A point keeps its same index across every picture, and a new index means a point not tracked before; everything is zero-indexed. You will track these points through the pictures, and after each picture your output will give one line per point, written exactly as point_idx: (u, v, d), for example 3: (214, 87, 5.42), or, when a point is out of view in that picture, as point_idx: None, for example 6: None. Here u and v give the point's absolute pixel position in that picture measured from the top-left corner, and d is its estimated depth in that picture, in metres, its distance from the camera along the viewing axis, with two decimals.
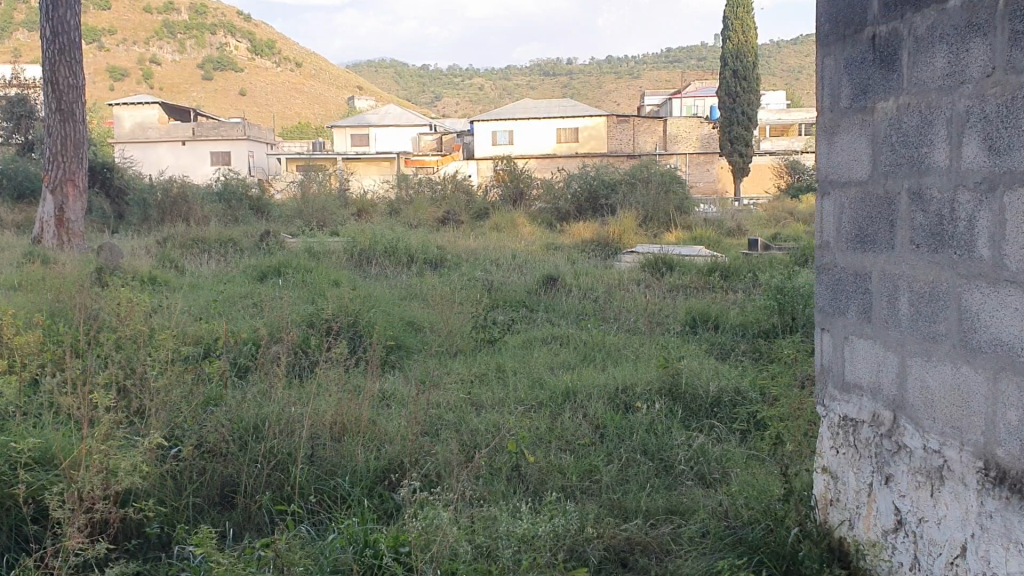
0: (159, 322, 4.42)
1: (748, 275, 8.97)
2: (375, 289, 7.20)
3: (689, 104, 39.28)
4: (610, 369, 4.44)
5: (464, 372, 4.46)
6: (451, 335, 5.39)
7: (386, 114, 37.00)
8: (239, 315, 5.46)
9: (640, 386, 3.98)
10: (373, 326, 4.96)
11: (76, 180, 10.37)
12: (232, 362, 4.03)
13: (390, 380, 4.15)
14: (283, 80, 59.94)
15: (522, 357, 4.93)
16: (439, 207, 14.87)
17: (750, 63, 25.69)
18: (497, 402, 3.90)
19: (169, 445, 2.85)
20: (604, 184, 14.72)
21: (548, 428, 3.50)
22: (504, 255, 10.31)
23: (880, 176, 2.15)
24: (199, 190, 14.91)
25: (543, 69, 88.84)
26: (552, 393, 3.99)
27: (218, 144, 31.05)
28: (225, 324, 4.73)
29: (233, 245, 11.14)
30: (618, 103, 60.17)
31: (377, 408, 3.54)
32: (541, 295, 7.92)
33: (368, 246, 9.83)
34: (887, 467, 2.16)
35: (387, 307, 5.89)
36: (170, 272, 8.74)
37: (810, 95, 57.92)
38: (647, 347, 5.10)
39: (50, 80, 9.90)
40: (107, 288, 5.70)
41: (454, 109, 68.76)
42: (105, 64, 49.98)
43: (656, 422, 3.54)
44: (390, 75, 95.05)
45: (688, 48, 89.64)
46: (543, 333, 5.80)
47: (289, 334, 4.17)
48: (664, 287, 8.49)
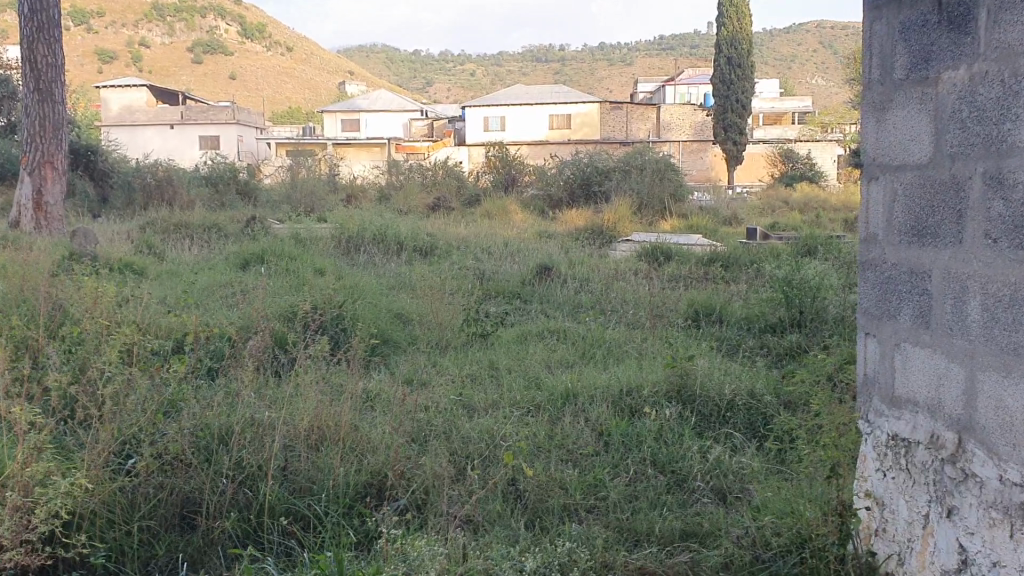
0: (128, 314, 4.10)
1: (749, 266, 8.68)
2: (362, 278, 6.90)
3: (682, 92, 38.95)
4: (612, 368, 4.13)
5: (455, 370, 4.15)
6: (441, 327, 5.09)
7: (377, 99, 36.56)
8: (217, 305, 5.15)
9: (646, 387, 3.68)
10: (357, 319, 4.64)
11: (55, 162, 9.96)
12: (201, 358, 3.70)
13: (374, 378, 3.83)
14: (273, 64, 59.31)
15: (517, 352, 4.61)
16: (430, 193, 14.54)
17: (745, 51, 25.33)
18: (491, 405, 3.59)
19: (122, 456, 2.53)
20: (595, 170, 14.27)
21: (547, 435, 3.19)
22: (496, 243, 10.01)
23: (945, 160, 1.84)
24: (185, 174, 14.53)
25: (535, 55, 88.23)
26: (551, 394, 3.68)
27: (207, 128, 30.58)
28: (199, 317, 4.40)
29: (218, 230, 10.79)
30: (612, 91, 59.76)
31: (359, 412, 3.24)
32: (534, 285, 7.63)
33: (356, 233, 9.52)
34: (950, 499, 1.85)
35: (374, 297, 5.58)
36: (150, 259, 8.41)
37: (802, 84, 57.64)
38: (650, 343, 4.80)
39: (28, 59, 9.52)
40: (77, 275, 5.37)
41: (445, 95, 68.20)
42: (92, 46, 49.32)
43: (665, 430, 3.24)
44: (381, 60, 94.38)
45: (682, 36, 89.20)
46: (539, 326, 5.50)
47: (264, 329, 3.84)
48: (663, 277, 8.19)
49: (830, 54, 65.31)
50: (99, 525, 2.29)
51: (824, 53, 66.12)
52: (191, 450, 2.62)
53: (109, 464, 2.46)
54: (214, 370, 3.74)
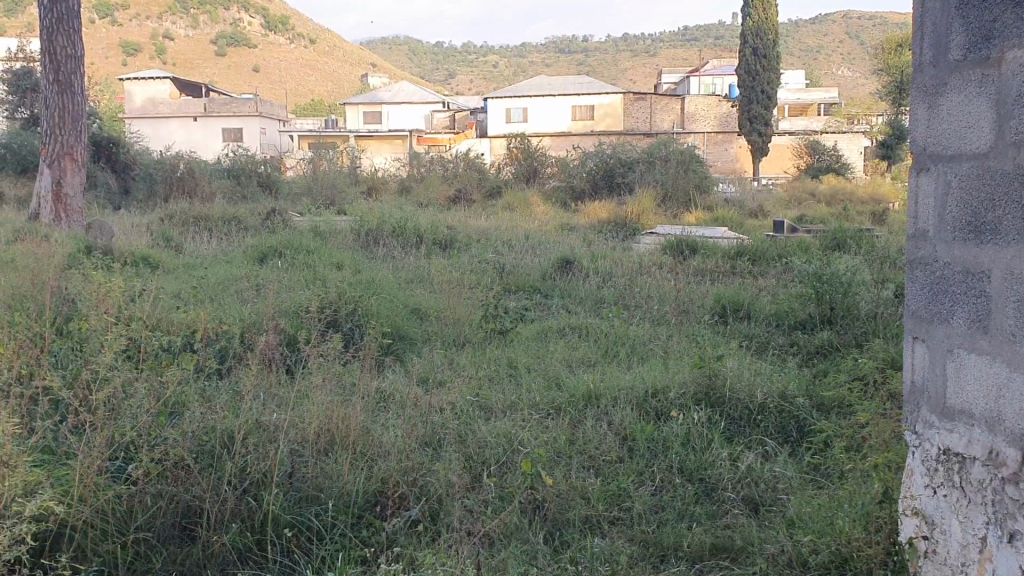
0: (139, 312, 3.99)
1: (776, 260, 8.48)
2: (380, 272, 6.77)
3: (707, 83, 38.52)
4: (637, 369, 3.97)
5: (472, 369, 4.01)
6: (459, 324, 4.95)
7: (399, 91, 36.45)
8: (232, 300, 5.04)
9: (672, 389, 3.51)
10: (373, 315, 4.51)
11: (75, 154, 9.89)
12: (210, 357, 3.56)
13: (388, 378, 3.69)
14: (296, 56, 59.30)
15: (538, 350, 4.47)
16: (451, 184, 14.39)
17: (771, 41, 24.95)
18: (511, 407, 3.44)
19: (120, 461, 2.40)
20: (619, 162, 14.05)
21: (568, 440, 3.04)
22: (517, 236, 9.85)
23: (1009, 149, 1.66)
24: (206, 166, 14.47)
25: (558, 46, 87.80)
26: (572, 395, 3.52)
27: (230, 120, 30.59)
28: (209, 313, 4.28)
29: (238, 223, 10.71)
30: (635, 82, 59.27)
31: (372, 415, 3.10)
32: (557, 279, 7.48)
33: (375, 225, 9.40)
34: (1010, 523, 1.68)
35: (392, 292, 5.46)
36: (169, 252, 8.33)
37: (829, 75, 56.95)
38: (676, 342, 4.64)
39: (47, 51, 9.45)
40: (92, 268, 5.27)
41: (467, 87, 67.98)
42: (117, 39, 49.50)
43: (693, 435, 3.08)
44: (404, 52, 94.26)
45: (705, 26, 88.40)
46: (560, 323, 5.34)
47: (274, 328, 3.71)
48: (688, 272, 8.01)
49: (856, 44, 64.48)
50: (93, 537, 2.16)
51: (850, 43, 65.29)
52: (193, 456, 2.49)
53: (105, 472, 2.32)
54: (224, 370, 3.61)
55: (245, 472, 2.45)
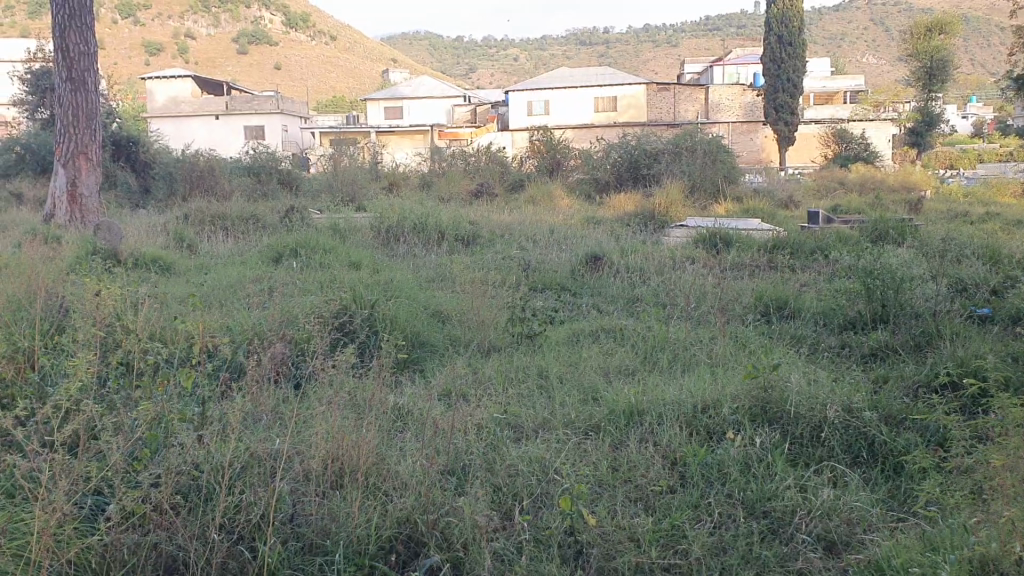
0: (139, 329, 3.67)
1: (815, 253, 8.06)
2: (399, 272, 6.43)
3: (731, 72, 37.77)
4: (683, 379, 3.60)
5: (498, 380, 3.65)
6: (482, 328, 4.59)
7: (420, 86, 36.08)
8: (241, 306, 4.71)
9: (723, 404, 3.14)
10: (392, 321, 4.18)
11: (89, 153, 9.57)
12: (212, 375, 3.23)
13: (406, 393, 3.34)
14: (318, 53, 59.12)
15: (571, 357, 4.11)
16: (473, 179, 14.02)
17: (796, 28, 24.35)
18: (543, 425, 3.09)
19: (93, 503, 2.06)
20: (644, 153, 13.59)
21: (610, 467, 2.68)
22: (542, 230, 9.47)
23: None
24: (226, 164, 14.18)
25: (578, 38, 87.06)
26: (613, 410, 3.16)
27: (251, 118, 30.39)
28: (217, 325, 3.96)
29: (257, 220, 10.41)
30: (656, 72, 58.58)
31: (386, 439, 2.75)
32: (584, 276, 7.09)
33: (396, 221, 9.06)
34: None
35: (410, 293, 5.12)
36: (183, 253, 8.04)
37: (854, 62, 56.12)
38: (721, 345, 4.26)
39: (60, 47, 9.16)
40: (94, 273, 4.96)
41: (487, 81, 67.47)
42: (140, 39, 49.42)
43: (753, 458, 2.71)
44: (424, 47, 93.90)
45: (727, 16, 87.27)
46: (593, 325, 4.97)
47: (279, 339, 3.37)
48: (722, 266, 7.60)
49: (881, 31, 63.34)
50: None
51: (875, 30, 64.05)
52: (179, 497, 2.16)
53: (75, 518, 1.99)
54: (228, 389, 3.27)
55: (239, 513, 2.12)
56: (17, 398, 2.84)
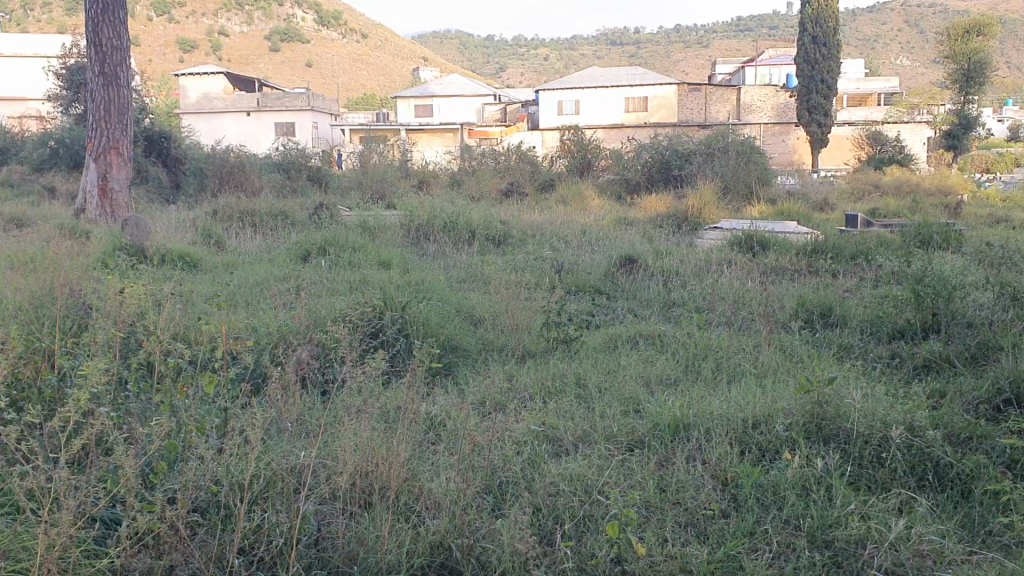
0: (163, 332, 3.54)
1: (855, 258, 7.81)
2: (429, 272, 6.29)
3: (763, 73, 37.32)
4: (730, 392, 3.41)
5: (534, 390, 3.48)
6: (515, 333, 4.41)
7: (449, 85, 35.88)
8: (267, 305, 4.58)
9: (775, 419, 2.95)
10: (423, 324, 4.04)
11: (120, 148, 9.49)
12: (236, 380, 3.10)
13: (439, 401, 3.18)
14: (349, 51, 59.25)
15: (609, 364, 3.94)
16: (503, 178, 13.86)
17: (831, 29, 23.97)
18: (583, 439, 2.91)
19: (103, 525, 1.94)
20: (676, 154, 13.34)
21: (657, 486, 2.50)
22: (573, 231, 9.29)
23: None
24: (257, 160, 14.12)
25: (608, 39, 86.65)
26: (658, 423, 2.98)
27: (282, 115, 30.44)
28: (243, 327, 3.82)
29: (286, 217, 10.31)
30: (686, 73, 58.14)
31: (417, 451, 2.59)
32: (618, 278, 6.90)
33: (425, 220, 8.91)
34: None
35: (441, 294, 4.98)
36: (211, 249, 7.95)
37: (887, 64, 55.33)
38: (767, 355, 4.05)
39: (92, 42, 9.09)
40: (121, 269, 4.85)
41: (517, 80, 67.28)
42: (174, 35, 49.73)
43: (810, 480, 2.53)
44: (455, 46, 93.86)
45: (760, 16, 86.44)
46: (630, 330, 4.79)
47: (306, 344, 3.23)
48: (758, 269, 7.39)
49: (915, 33, 62.46)
50: None
51: (909, 31, 63.19)
52: (196, 514, 2.04)
53: (84, 541, 1.87)
54: (252, 397, 3.14)
55: (260, 535, 1.99)
56: (34, 403, 2.73)
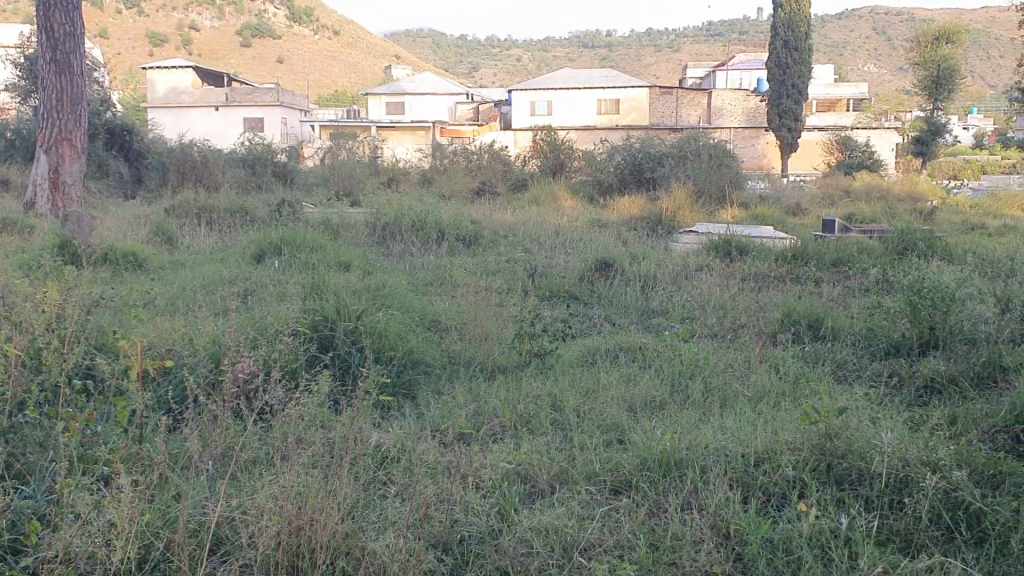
0: (80, 345, 3.14)
1: (837, 265, 7.51)
2: (393, 275, 5.88)
3: (735, 77, 37.20)
4: (723, 419, 3.04)
5: (504, 415, 3.08)
6: (484, 345, 4.02)
7: (422, 82, 35.33)
8: (208, 312, 4.15)
9: (781, 456, 2.58)
10: (382, 337, 3.63)
11: (72, 139, 8.86)
12: (150, 410, 2.69)
13: (396, 432, 2.80)
14: (321, 47, 58.45)
15: (586, 382, 3.56)
16: (474, 177, 13.47)
17: (804, 33, 23.75)
18: (560, 478, 2.53)
19: None
20: (649, 156, 12.97)
21: (648, 544, 2.13)
22: (546, 233, 8.88)
23: None
24: (221, 155, 13.57)
25: (582, 41, 86.49)
26: (646, 459, 2.59)
27: (251, 110, 29.78)
28: (174, 342, 3.40)
29: (247, 213, 9.83)
30: (658, 77, 58.06)
31: (361, 498, 2.24)
32: (593, 282, 6.53)
33: (392, 218, 8.46)
34: None
35: (404, 299, 4.59)
36: (162, 248, 7.47)
37: (856, 71, 55.43)
38: (760, 374, 3.68)
39: (43, 27, 8.42)
40: (51, 270, 4.40)
41: (491, 80, 66.73)
42: (144, 28, 48.64)
43: (827, 536, 2.16)
44: (428, 45, 93.18)
45: (731, 21, 86.60)
46: (609, 341, 4.40)
47: (236, 367, 2.82)
48: (737, 274, 7.06)
49: (884, 40, 62.78)
50: None
51: (876, 39, 63.41)
52: None
53: None
54: (174, 429, 2.74)
55: None
56: None
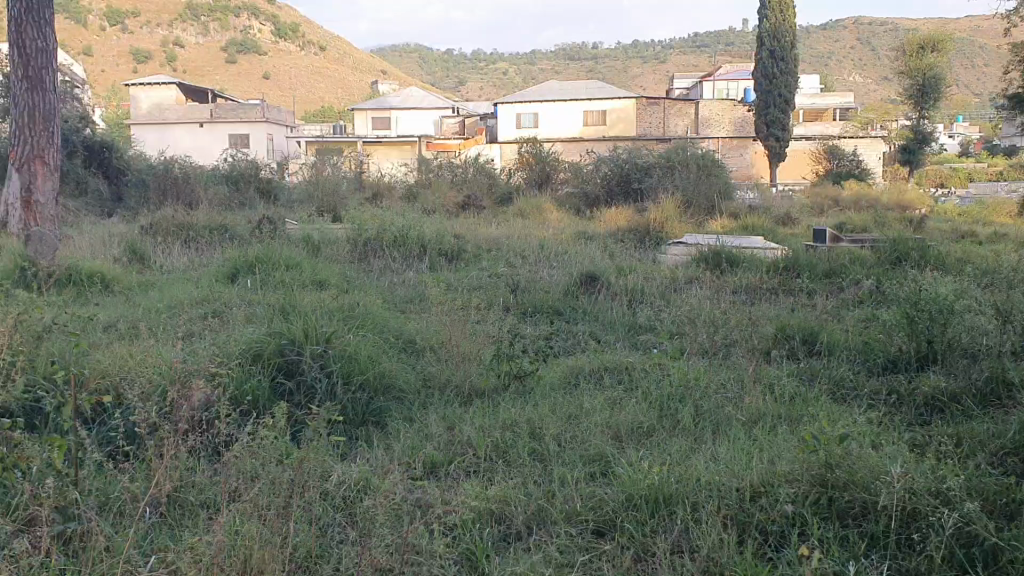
0: (22, 376, 2.91)
1: (827, 276, 7.32)
2: (369, 294, 5.65)
3: (720, 88, 37.16)
4: (716, 448, 2.83)
5: (478, 445, 2.85)
6: (461, 366, 3.79)
7: (408, 97, 35.12)
8: (168, 337, 3.91)
9: (779, 489, 2.36)
10: (349, 362, 3.40)
11: (47, 158, 7.87)
12: (89, 450, 2.46)
13: (358, 466, 2.57)
14: (307, 63, 58.21)
15: (569, 407, 3.34)
16: (459, 190, 13.25)
17: (789, 44, 23.65)
18: (537, 519, 2.32)
19: None
20: (636, 166, 12.80)
21: None
22: (531, 246, 8.67)
23: None
24: (202, 172, 13.30)
25: (568, 53, 86.63)
26: (632, 496, 2.37)
27: (236, 126, 29.51)
28: (125, 369, 3.16)
29: (226, 230, 9.57)
30: (644, 88, 58.04)
31: (317, 548, 2.06)
32: (579, 298, 6.31)
33: (374, 234, 8.21)
34: None
35: (378, 319, 4.35)
36: (134, 268, 7.22)
37: (841, 81, 55.55)
38: (753, 397, 3.46)
39: (13, 42, 7.57)
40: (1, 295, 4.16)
41: (478, 94, 66.62)
42: (128, 46, 48.22)
43: None
44: (414, 59, 93.15)
45: (715, 32, 86.92)
46: (593, 361, 4.18)
47: (181, 398, 2.59)
48: (727, 287, 6.86)
49: (867, 49, 63.02)
50: None
51: (861, 49, 63.56)
52: None
53: None
54: (118, 471, 2.52)
55: None
56: None
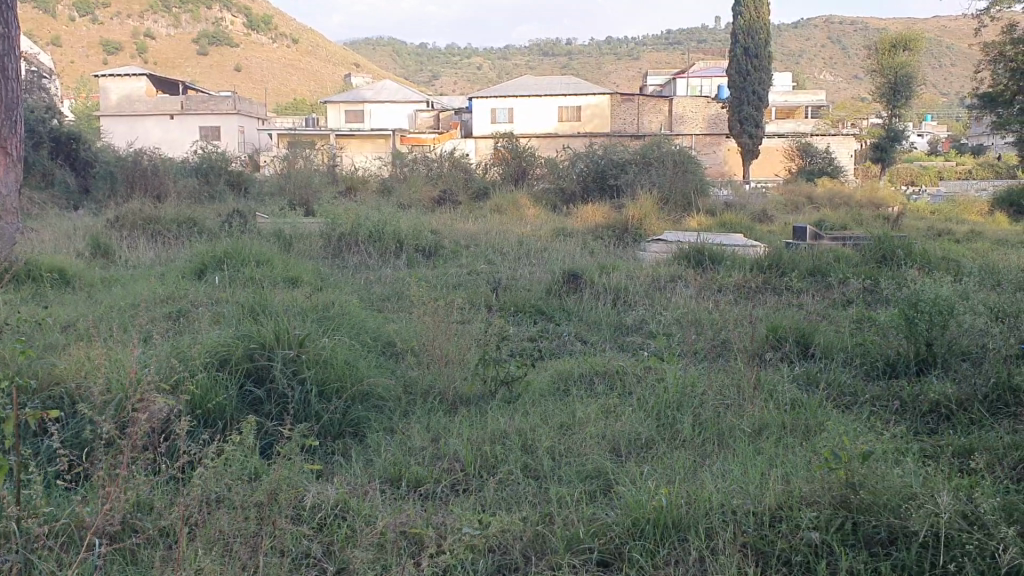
0: None
1: (811, 275, 7.13)
2: (342, 292, 5.39)
3: (694, 85, 37.05)
4: (724, 463, 2.62)
5: (467, 461, 2.63)
6: (444, 370, 3.56)
7: (382, 90, 34.70)
8: (130, 339, 3.65)
9: (801, 513, 2.16)
10: (324, 368, 3.16)
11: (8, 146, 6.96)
12: (35, 474, 2.22)
13: (334, 487, 2.34)
14: (280, 56, 57.45)
15: (558, 416, 3.11)
16: (434, 185, 12.96)
17: (762, 42, 23.46)
18: (535, 548, 2.10)
19: None
20: (613, 162, 12.57)
21: None
22: (510, 243, 8.41)
23: None
24: (170, 163, 12.92)
25: (542, 49, 86.26)
26: (638, 519, 2.16)
27: (207, 118, 28.96)
28: (83, 376, 2.91)
29: (194, 224, 9.25)
30: (618, 85, 57.80)
31: None
32: (562, 296, 6.09)
33: (348, 228, 7.92)
34: None
35: (354, 320, 4.10)
36: (98, 263, 6.91)
37: (814, 80, 55.65)
38: (755, 405, 3.26)
39: None
40: None
41: (451, 89, 66.05)
42: (98, 37, 47.29)
43: None
44: (388, 54, 92.36)
45: (687, 30, 86.87)
46: (582, 365, 3.96)
47: (134, 412, 2.34)
48: (712, 286, 6.66)
49: (839, 48, 63.19)
50: None
51: (832, 48, 63.75)
52: None
53: None
54: (70, 494, 2.28)
55: None
56: None
